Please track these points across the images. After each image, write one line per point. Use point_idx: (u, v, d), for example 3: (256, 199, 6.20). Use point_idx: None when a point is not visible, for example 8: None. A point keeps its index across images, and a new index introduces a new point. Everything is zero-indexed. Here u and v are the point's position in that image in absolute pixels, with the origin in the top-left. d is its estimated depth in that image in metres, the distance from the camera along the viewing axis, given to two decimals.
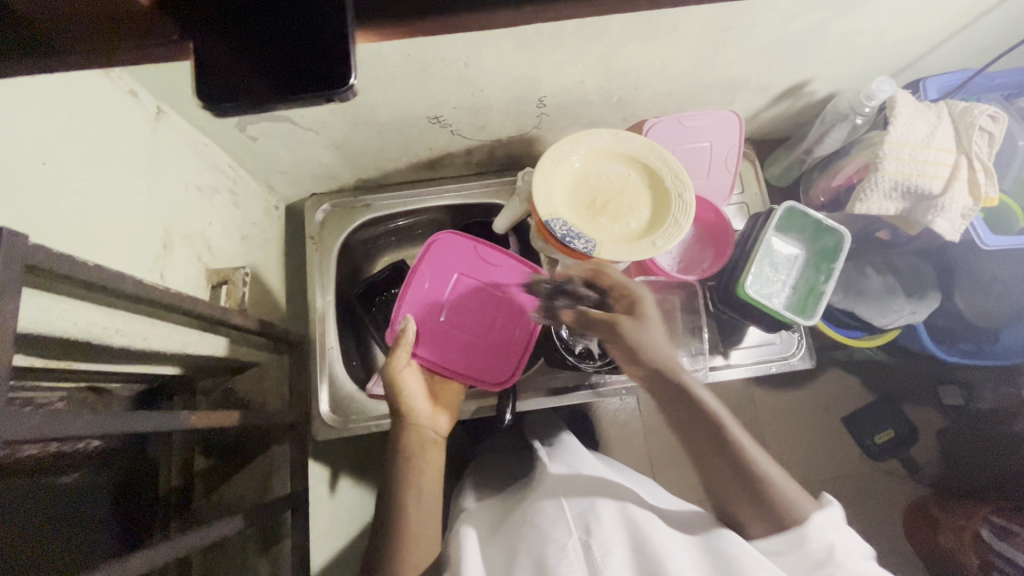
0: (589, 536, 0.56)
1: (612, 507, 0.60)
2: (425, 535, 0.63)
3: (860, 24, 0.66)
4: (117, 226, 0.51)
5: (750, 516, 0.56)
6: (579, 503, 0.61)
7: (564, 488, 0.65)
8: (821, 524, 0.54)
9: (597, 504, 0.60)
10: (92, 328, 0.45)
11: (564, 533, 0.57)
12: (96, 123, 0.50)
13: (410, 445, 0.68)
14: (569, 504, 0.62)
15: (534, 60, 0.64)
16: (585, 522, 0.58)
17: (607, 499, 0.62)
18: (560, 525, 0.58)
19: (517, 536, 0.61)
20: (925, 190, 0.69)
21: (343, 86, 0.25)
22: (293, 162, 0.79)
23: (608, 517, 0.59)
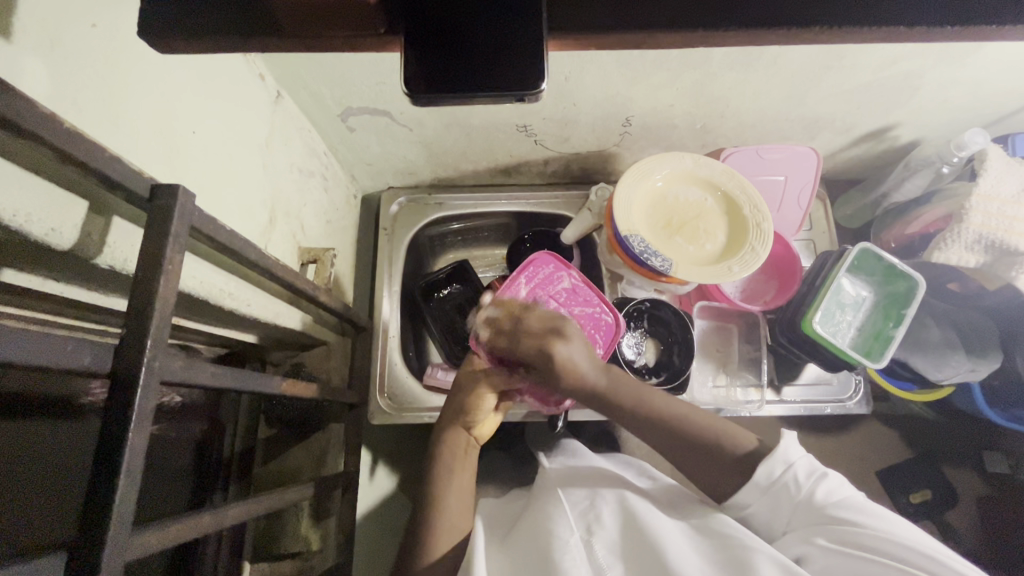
0: (590, 535, 0.58)
1: (614, 506, 0.63)
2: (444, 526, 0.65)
3: (959, 74, 0.67)
4: (238, 198, 0.55)
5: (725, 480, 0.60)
6: (580, 505, 0.64)
7: (567, 489, 0.68)
8: (778, 457, 0.57)
9: (597, 506, 0.63)
10: (212, 289, 0.49)
11: (566, 530, 0.59)
12: (233, 101, 0.54)
13: (453, 452, 0.71)
14: (570, 505, 0.64)
15: (631, 80, 0.67)
16: (586, 521, 0.61)
17: (609, 498, 0.64)
18: (563, 523, 0.60)
19: (535, 532, 0.62)
20: (1010, 246, 0.68)
21: (533, 89, 0.27)
22: (381, 155, 0.83)
23: (610, 517, 0.61)
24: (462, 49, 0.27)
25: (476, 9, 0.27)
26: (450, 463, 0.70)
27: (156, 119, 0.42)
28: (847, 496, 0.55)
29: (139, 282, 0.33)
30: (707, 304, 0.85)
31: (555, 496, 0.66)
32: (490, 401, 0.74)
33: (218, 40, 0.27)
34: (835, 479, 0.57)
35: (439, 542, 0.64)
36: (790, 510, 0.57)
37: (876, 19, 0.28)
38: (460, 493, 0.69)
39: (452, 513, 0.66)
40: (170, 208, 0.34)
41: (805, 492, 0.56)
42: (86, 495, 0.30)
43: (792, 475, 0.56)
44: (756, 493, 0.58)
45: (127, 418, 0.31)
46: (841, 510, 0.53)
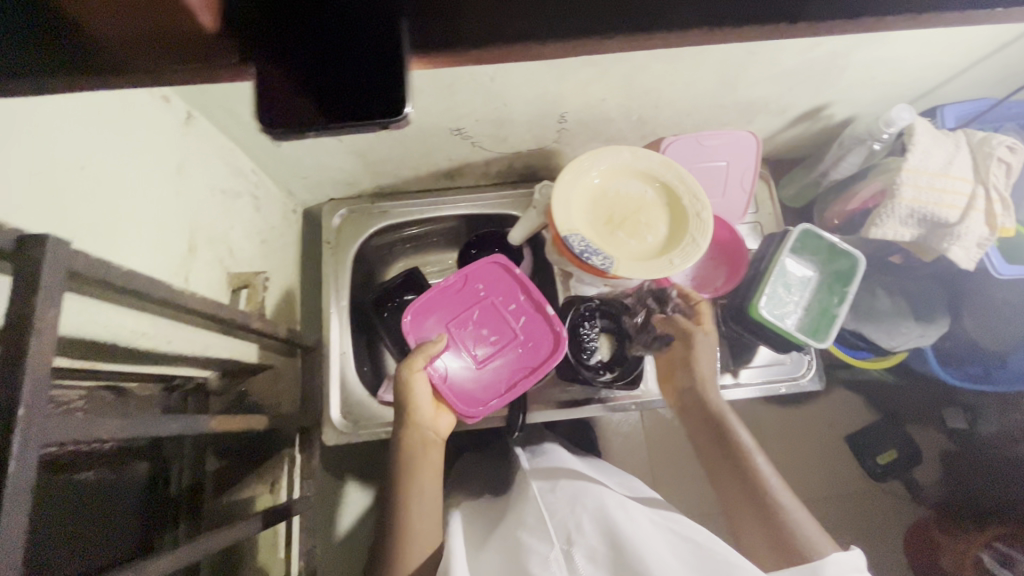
0: (571, 545, 0.59)
1: (593, 512, 0.63)
2: (412, 537, 0.64)
3: (881, 53, 0.67)
4: (146, 232, 0.52)
5: (761, 552, 0.60)
6: (559, 512, 0.64)
7: (545, 496, 0.68)
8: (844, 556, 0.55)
9: (576, 511, 0.63)
10: (119, 331, 0.46)
11: (545, 543, 0.59)
12: (131, 128, 0.51)
13: (411, 453, 0.69)
14: (550, 513, 0.65)
15: (558, 77, 0.65)
16: (565, 529, 0.61)
17: (588, 503, 0.64)
18: (541, 536, 0.61)
19: (512, 541, 0.63)
20: (941, 219, 0.69)
21: (395, 116, 0.26)
22: (315, 167, 0.80)
23: (587, 521, 0.61)
24: (326, 76, 0.26)
25: (329, 33, 0.25)
26: (408, 465, 0.68)
27: (31, 161, 0.40)
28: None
29: (10, 345, 0.31)
30: (659, 296, 0.85)
31: (534, 505, 0.67)
32: (423, 390, 0.71)
33: (48, 85, 0.25)
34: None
35: (411, 557, 0.63)
36: None
37: (754, 14, 0.27)
38: (426, 499, 0.67)
39: (418, 517, 0.66)
40: (38, 262, 0.32)
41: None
42: None
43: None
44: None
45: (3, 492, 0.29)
46: None
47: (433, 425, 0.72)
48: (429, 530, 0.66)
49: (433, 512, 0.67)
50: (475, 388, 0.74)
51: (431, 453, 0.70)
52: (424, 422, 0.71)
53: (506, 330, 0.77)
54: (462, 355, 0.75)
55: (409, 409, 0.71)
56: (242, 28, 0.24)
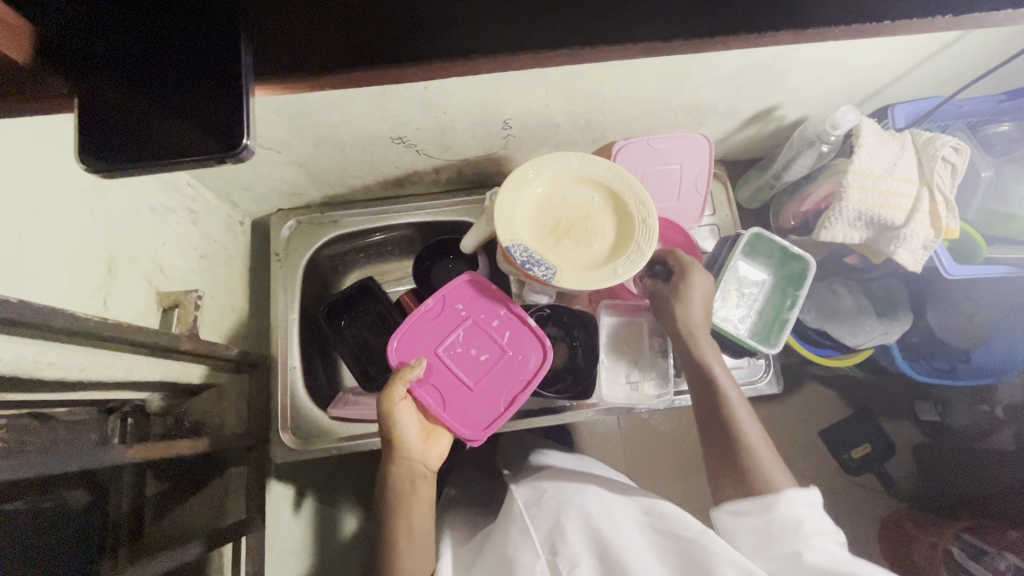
0: (555, 556, 0.60)
1: (576, 518, 0.64)
2: (406, 566, 0.66)
3: (823, 55, 0.66)
4: (57, 256, 0.50)
5: (725, 487, 0.63)
6: (544, 524, 0.65)
7: (530, 508, 0.69)
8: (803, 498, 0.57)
9: (560, 521, 0.64)
10: (21, 363, 0.44)
11: (532, 557, 0.61)
12: (33, 147, 0.48)
13: (399, 486, 0.69)
14: (537, 525, 0.66)
15: (495, 84, 0.63)
16: (551, 541, 0.62)
17: (570, 508, 0.66)
18: (528, 549, 0.62)
19: (500, 557, 0.64)
20: (888, 221, 0.69)
21: (237, 148, 0.24)
22: (257, 179, 0.78)
23: (573, 530, 0.62)
24: (168, 108, 0.24)
25: (167, 62, 0.24)
26: (398, 499, 0.69)
27: None
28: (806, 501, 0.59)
29: None
30: (612, 302, 0.84)
31: (520, 518, 0.68)
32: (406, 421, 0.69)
33: None
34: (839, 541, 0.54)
35: None
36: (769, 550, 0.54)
37: None
38: (416, 531, 0.68)
39: (408, 548, 0.67)
40: None
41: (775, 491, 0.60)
42: None
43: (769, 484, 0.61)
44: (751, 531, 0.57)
45: None
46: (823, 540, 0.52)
47: (424, 455, 0.70)
48: (418, 560, 0.67)
49: (424, 545, 0.69)
50: (471, 408, 0.72)
51: (422, 484, 0.71)
52: (415, 451, 0.70)
53: (496, 346, 0.75)
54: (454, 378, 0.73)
55: (396, 441, 0.69)
56: (65, 61, 0.23)
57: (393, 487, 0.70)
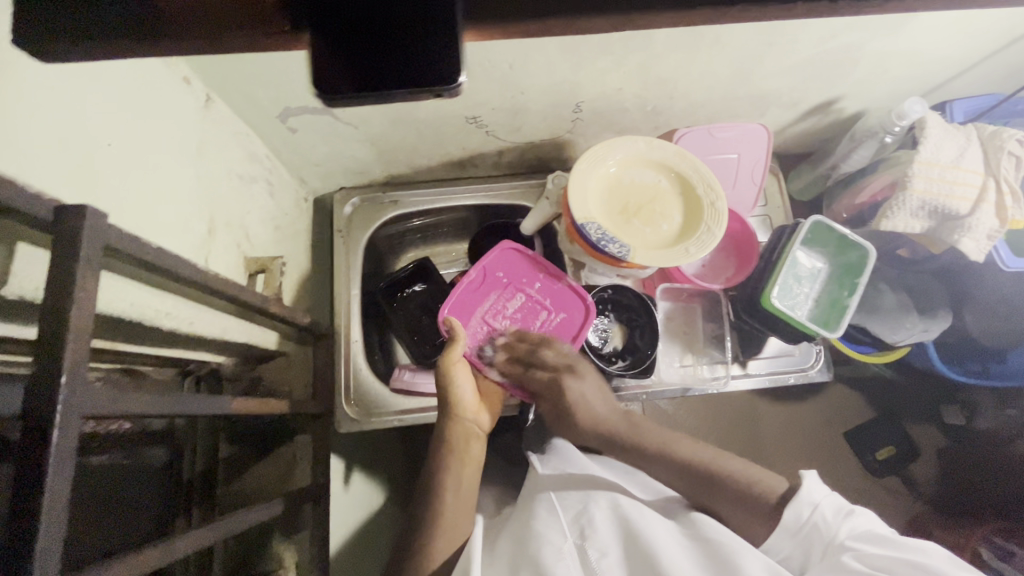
0: (583, 540, 0.59)
1: (607, 508, 0.63)
2: (447, 527, 0.65)
3: (895, 45, 0.68)
4: (170, 213, 0.52)
5: (744, 523, 0.60)
6: (572, 507, 0.65)
7: (558, 493, 0.68)
8: (804, 499, 0.56)
9: (589, 506, 0.63)
10: (145, 311, 0.46)
11: (559, 536, 0.59)
12: (153, 106, 0.50)
13: (455, 446, 0.70)
14: (563, 507, 0.65)
15: (577, 64, 0.65)
16: (579, 525, 0.61)
17: (601, 499, 0.65)
18: (555, 528, 0.61)
19: (525, 533, 0.63)
20: (952, 210, 0.70)
21: (452, 84, 0.26)
22: (328, 155, 0.80)
23: (600, 517, 0.62)
24: (386, 46, 0.26)
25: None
26: (452, 459, 0.69)
27: (63, 137, 0.39)
28: (873, 530, 0.54)
29: (49, 312, 0.31)
30: (669, 286, 0.86)
31: (547, 500, 0.67)
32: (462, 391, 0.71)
33: (103, 45, 0.25)
34: (863, 515, 0.56)
35: (437, 550, 0.63)
36: (821, 549, 0.55)
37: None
38: (462, 493, 0.68)
39: (453, 510, 0.66)
40: (77, 231, 0.32)
41: (833, 530, 0.55)
42: (7, 540, 0.28)
43: (821, 516, 0.55)
44: (787, 538, 0.56)
45: (42, 464, 0.28)
46: (859, 542, 0.53)
47: (477, 419, 0.72)
48: (460, 522, 0.66)
49: (467, 506, 0.67)
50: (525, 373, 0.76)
51: (473, 447, 0.71)
52: (470, 414, 0.72)
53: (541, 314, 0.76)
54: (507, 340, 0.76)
55: (453, 404, 0.71)
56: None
57: (449, 444, 0.70)
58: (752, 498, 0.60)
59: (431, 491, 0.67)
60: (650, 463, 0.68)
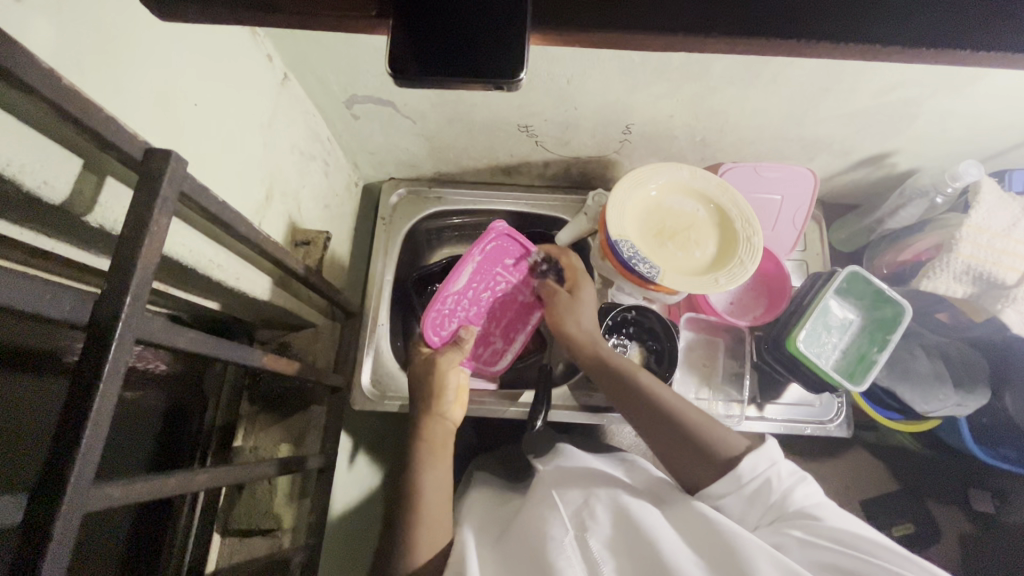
0: (584, 532, 0.59)
1: (608, 502, 0.62)
2: (432, 516, 0.64)
3: (956, 105, 0.67)
4: (235, 174, 0.56)
5: (698, 473, 0.61)
6: (572, 503, 0.64)
7: (559, 489, 0.69)
8: (764, 454, 0.59)
9: (589, 502, 0.63)
10: (201, 259, 0.50)
11: (560, 530, 0.59)
12: (238, 75, 0.55)
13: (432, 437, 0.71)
14: (563, 504, 0.65)
15: (632, 87, 0.68)
16: (579, 520, 0.61)
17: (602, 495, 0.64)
18: (556, 523, 0.61)
19: (528, 530, 0.62)
20: (997, 279, 0.69)
21: (511, 80, 0.28)
22: (384, 145, 0.84)
23: (600, 510, 0.62)
24: (464, 42, 0.28)
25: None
26: (427, 446, 0.70)
27: (160, 93, 0.44)
28: (822, 502, 0.57)
29: (126, 240, 0.34)
30: (693, 316, 0.86)
31: (548, 496, 0.67)
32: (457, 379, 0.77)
33: (215, 12, 0.28)
34: (812, 484, 0.59)
35: (421, 540, 0.62)
36: (764, 509, 0.58)
37: (854, 37, 0.28)
38: (443, 487, 0.67)
39: (433, 503, 0.66)
40: (160, 173, 0.35)
41: (785, 491, 0.58)
42: (56, 432, 0.31)
43: (775, 473, 0.58)
44: (735, 487, 0.58)
45: (97, 370, 0.32)
46: (814, 510, 0.55)
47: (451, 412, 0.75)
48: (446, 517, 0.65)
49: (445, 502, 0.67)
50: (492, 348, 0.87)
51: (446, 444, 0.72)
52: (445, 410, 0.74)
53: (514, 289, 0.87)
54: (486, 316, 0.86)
55: (436, 393, 0.75)
56: None
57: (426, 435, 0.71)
58: (709, 451, 0.61)
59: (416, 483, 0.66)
60: (628, 402, 0.67)
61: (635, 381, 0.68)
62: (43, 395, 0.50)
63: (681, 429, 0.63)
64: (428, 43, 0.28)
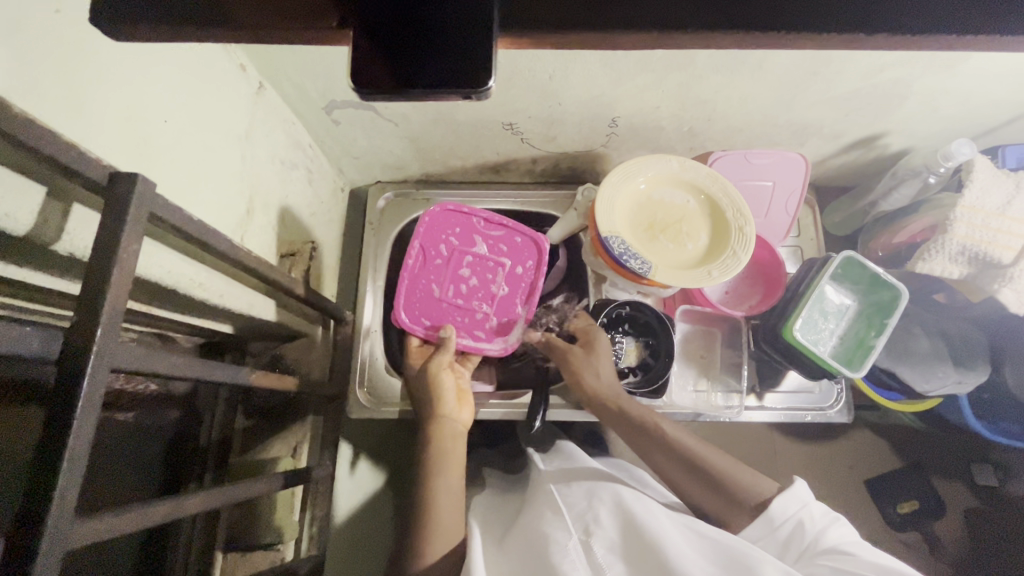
0: (589, 536, 0.59)
1: (610, 505, 0.62)
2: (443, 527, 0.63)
3: (947, 83, 0.66)
4: (213, 189, 0.55)
5: (732, 515, 0.62)
6: (574, 506, 0.64)
7: (561, 490, 0.69)
8: (794, 496, 0.60)
9: (592, 504, 0.63)
10: (181, 279, 0.49)
11: (564, 534, 0.59)
12: (210, 87, 0.53)
13: (438, 447, 0.69)
14: (565, 506, 0.65)
15: (616, 80, 0.66)
16: (584, 523, 0.61)
17: (604, 496, 0.64)
18: (559, 526, 0.60)
19: (532, 534, 0.62)
20: (994, 259, 0.68)
21: (480, 89, 0.27)
22: (368, 149, 0.83)
23: (602, 514, 0.61)
24: (428, 52, 0.27)
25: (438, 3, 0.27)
26: (434, 459, 0.68)
27: (126, 112, 0.43)
28: (854, 540, 0.57)
29: (94, 268, 0.33)
30: (689, 308, 0.85)
31: (551, 497, 0.67)
32: (451, 379, 0.76)
33: (168, 32, 0.27)
34: (846, 526, 0.59)
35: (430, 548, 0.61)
36: (797, 551, 0.57)
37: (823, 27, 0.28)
38: (455, 495, 0.66)
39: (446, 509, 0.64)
40: (127, 198, 0.34)
41: (818, 530, 0.57)
42: (31, 470, 0.30)
43: (807, 514, 0.58)
44: (766, 531, 0.58)
45: (70, 404, 0.31)
46: (848, 548, 0.55)
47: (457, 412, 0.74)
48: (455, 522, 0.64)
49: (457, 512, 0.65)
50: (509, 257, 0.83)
51: (458, 447, 0.71)
52: (448, 413, 0.73)
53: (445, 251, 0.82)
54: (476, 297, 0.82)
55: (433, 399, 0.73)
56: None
57: (431, 446, 0.69)
58: (745, 498, 0.61)
59: (425, 489, 0.65)
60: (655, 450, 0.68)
61: (659, 428, 0.69)
62: (13, 427, 0.50)
63: (713, 477, 0.64)
64: (396, 51, 0.27)
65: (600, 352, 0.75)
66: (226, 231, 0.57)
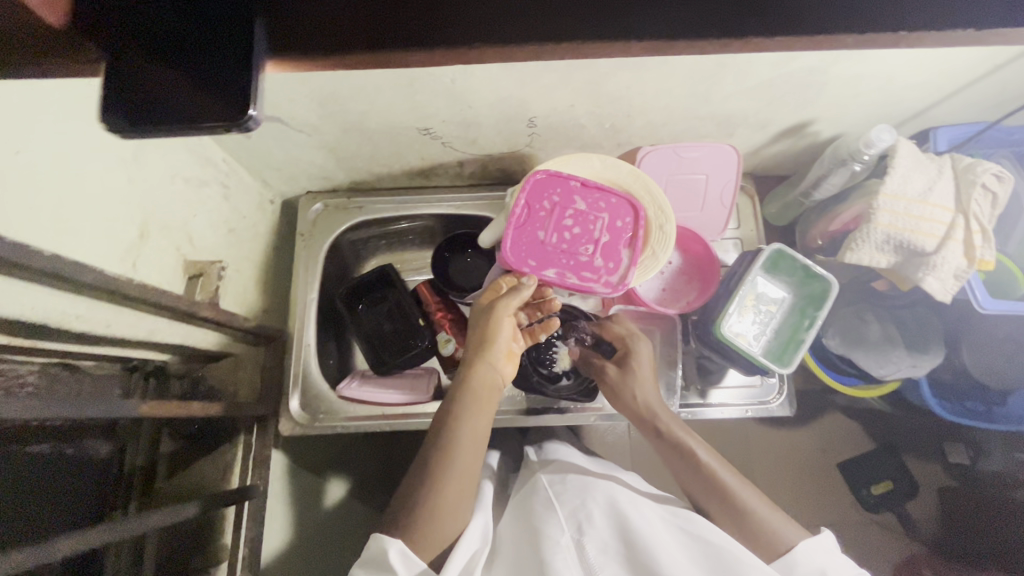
0: (582, 536, 0.58)
1: (605, 507, 0.61)
2: (443, 505, 0.56)
3: (861, 69, 0.64)
4: (92, 217, 0.53)
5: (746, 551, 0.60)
6: (570, 502, 0.63)
7: (556, 485, 0.67)
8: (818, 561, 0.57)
9: (587, 503, 0.62)
10: (52, 315, 0.48)
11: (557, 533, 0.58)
12: (81, 112, 0.51)
13: (478, 391, 0.61)
14: (560, 503, 0.64)
15: (520, 81, 0.64)
16: (577, 520, 0.60)
17: (600, 497, 0.63)
18: (555, 524, 0.60)
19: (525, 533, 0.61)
20: (918, 247, 0.66)
21: (241, 118, 0.27)
22: (288, 160, 0.81)
23: (598, 515, 0.60)
24: (200, 90, 0.27)
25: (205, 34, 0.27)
26: (471, 402, 0.60)
27: None
28: None
29: None
30: (625, 308, 0.83)
31: (544, 495, 0.66)
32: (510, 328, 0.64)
33: None
34: None
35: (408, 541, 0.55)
36: None
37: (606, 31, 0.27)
38: (473, 448, 0.59)
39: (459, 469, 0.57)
40: None
41: None
42: None
43: None
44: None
45: None
46: None
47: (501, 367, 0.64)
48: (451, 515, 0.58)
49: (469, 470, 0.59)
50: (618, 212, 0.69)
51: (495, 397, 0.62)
52: (495, 362, 0.63)
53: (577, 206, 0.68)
54: (579, 242, 0.67)
55: (483, 340, 0.63)
56: (106, 40, 0.26)
57: (471, 388, 0.61)
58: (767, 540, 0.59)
59: (447, 433, 0.59)
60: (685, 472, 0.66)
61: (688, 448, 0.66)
62: None
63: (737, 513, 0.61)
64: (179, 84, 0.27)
65: (640, 370, 0.73)
66: (110, 264, 0.55)
